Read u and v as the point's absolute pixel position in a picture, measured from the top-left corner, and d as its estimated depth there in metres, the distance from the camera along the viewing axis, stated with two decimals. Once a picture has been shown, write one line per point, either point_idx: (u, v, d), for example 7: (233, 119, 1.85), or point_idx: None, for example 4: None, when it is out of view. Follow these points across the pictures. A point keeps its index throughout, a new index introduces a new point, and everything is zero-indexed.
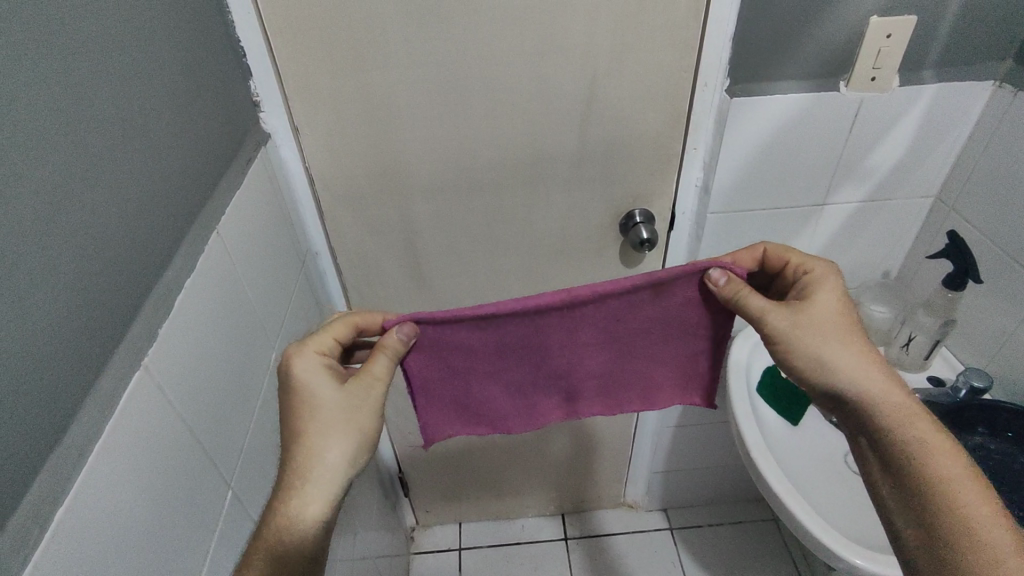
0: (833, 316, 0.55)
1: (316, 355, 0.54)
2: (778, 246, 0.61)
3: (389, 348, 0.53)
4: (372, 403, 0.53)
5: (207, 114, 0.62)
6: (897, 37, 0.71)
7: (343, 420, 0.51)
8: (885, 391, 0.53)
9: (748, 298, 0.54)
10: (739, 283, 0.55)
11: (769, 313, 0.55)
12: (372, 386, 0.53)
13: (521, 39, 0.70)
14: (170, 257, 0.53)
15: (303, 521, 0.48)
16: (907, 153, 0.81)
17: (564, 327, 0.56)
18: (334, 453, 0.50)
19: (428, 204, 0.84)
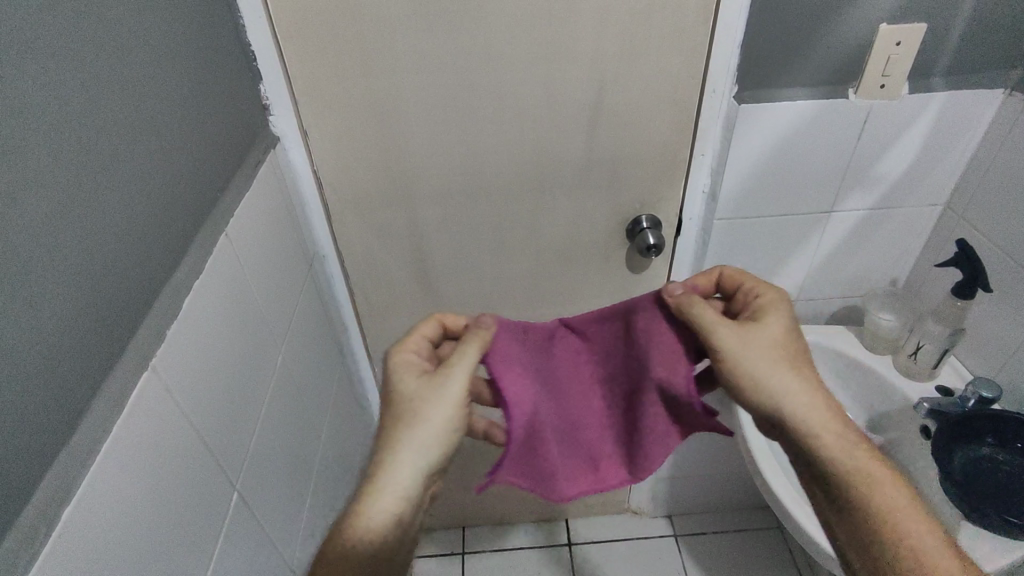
0: (783, 341, 0.53)
1: (410, 355, 0.55)
2: (734, 270, 0.58)
3: (472, 340, 0.53)
4: (453, 395, 0.51)
5: (216, 117, 0.63)
6: (906, 45, 0.71)
7: (422, 411, 0.50)
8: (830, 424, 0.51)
9: (695, 306, 0.54)
10: (689, 296, 0.55)
11: (720, 328, 0.53)
12: (444, 372, 0.52)
13: (528, 46, 0.70)
14: (178, 259, 0.53)
15: (374, 514, 0.48)
16: (915, 162, 0.80)
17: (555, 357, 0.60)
18: (407, 453, 0.50)
19: (435, 209, 0.84)
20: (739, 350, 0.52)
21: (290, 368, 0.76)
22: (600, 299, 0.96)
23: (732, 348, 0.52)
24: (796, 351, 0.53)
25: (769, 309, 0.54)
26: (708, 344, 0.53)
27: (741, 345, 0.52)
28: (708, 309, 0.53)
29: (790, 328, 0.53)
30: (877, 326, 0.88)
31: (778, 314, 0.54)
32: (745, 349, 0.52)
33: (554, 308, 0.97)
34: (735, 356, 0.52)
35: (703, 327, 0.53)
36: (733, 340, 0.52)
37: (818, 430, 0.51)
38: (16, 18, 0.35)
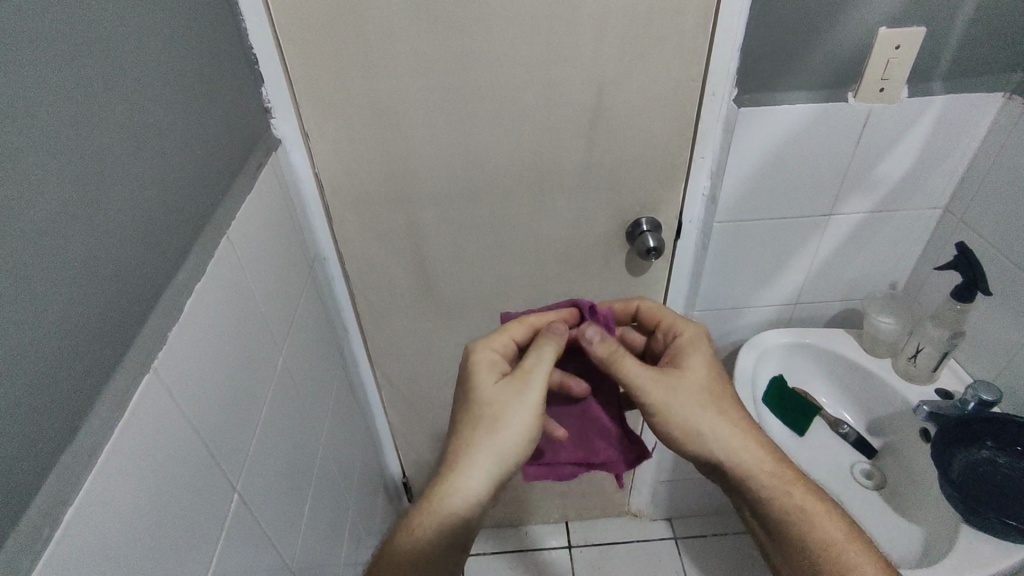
0: (702, 378, 0.61)
1: (491, 358, 0.61)
2: (651, 303, 0.69)
3: (549, 342, 0.60)
4: (532, 400, 0.57)
5: (217, 119, 0.63)
6: (905, 49, 0.71)
7: (503, 415, 0.56)
8: (750, 451, 0.59)
9: (620, 363, 0.61)
10: (614, 345, 0.61)
11: (645, 381, 0.60)
12: (523, 377, 0.58)
13: (528, 49, 0.70)
14: (180, 262, 0.53)
15: (443, 509, 0.54)
16: (914, 165, 0.81)
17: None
18: (479, 454, 0.55)
19: (435, 211, 0.85)
20: (665, 397, 0.60)
21: (290, 371, 0.76)
22: (601, 301, 0.96)
23: (662, 399, 0.59)
24: (714, 386, 0.61)
25: (687, 350, 0.63)
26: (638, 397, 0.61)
27: (665, 393, 0.60)
28: (635, 366, 0.61)
29: (707, 363, 0.62)
30: (876, 330, 0.88)
31: (695, 354, 0.62)
32: (673, 399, 0.59)
33: None
34: (663, 403, 0.60)
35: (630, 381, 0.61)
36: (658, 390, 0.60)
37: (739, 459, 0.59)
38: (15, 18, 0.35)
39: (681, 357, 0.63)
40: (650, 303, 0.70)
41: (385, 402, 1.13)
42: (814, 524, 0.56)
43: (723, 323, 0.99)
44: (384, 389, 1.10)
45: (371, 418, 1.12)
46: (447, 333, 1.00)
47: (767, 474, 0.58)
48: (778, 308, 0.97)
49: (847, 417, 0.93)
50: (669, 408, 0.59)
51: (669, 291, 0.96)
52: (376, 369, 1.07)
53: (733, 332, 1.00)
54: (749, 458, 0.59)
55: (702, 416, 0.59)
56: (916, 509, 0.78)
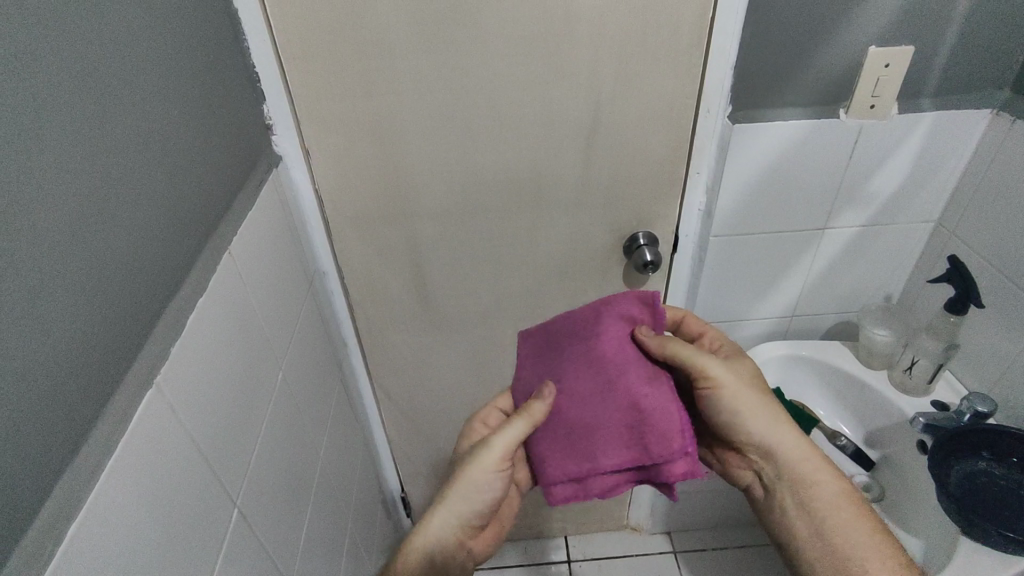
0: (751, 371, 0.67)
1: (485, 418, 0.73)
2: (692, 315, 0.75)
3: (527, 415, 0.63)
4: (484, 463, 0.63)
5: (219, 137, 0.64)
6: (894, 67, 0.73)
7: (465, 472, 0.64)
8: (793, 437, 0.64)
9: (682, 347, 0.62)
10: (670, 339, 0.63)
11: (713, 360, 0.63)
12: (491, 439, 0.64)
13: (525, 67, 0.72)
14: (181, 279, 0.54)
15: (409, 555, 0.62)
16: (907, 179, 0.82)
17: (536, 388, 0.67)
18: (439, 511, 0.64)
19: (434, 226, 0.85)
20: (728, 376, 0.63)
21: (290, 386, 0.76)
22: None
23: (726, 380, 0.63)
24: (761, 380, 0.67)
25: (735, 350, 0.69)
26: (703, 373, 0.63)
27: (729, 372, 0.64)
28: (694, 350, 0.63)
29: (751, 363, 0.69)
30: (871, 342, 0.88)
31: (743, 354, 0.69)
32: (726, 389, 0.63)
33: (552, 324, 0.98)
34: (727, 380, 0.63)
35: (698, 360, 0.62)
36: (724, 369, 0.63)
37: (783, 440, 0.64)
38: (19, 42, 0.36)
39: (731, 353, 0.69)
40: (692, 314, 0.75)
41: (383, 417, 1.12)
42: (845, 507, 0.60)
43: None
44: (383, 404, 1.10)
45: (370, 432, 1.12)
46: (444, 347, 1.00)
47: (807, 458, 0.63)
48: (774, 321, 0.98)
49: (845, 429, 0.93)
50: (722, 393, 0.63)
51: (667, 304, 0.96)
52: (375, 384, 1.07)
53: None
54: (793, 441, 0.64)
55: (757, 399, 0.64)
56: (914, 522, 0.78)
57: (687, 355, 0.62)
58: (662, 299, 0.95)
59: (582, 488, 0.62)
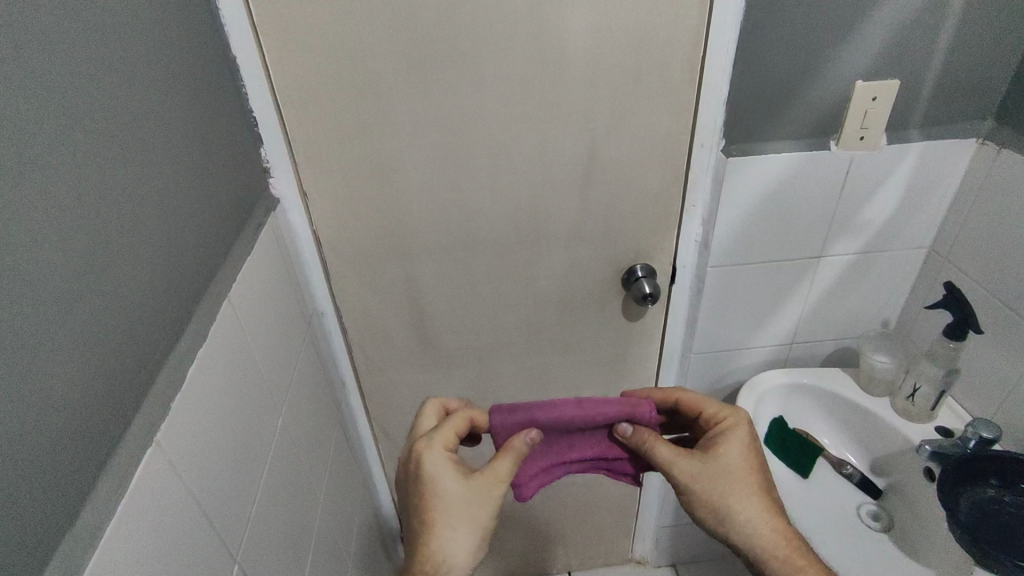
0: (734, 467, 0.66)
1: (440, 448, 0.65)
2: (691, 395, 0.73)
3: (513, 455, 0.64)
4: (491, 501, 0.62)
5: (216, 182, 0.64)
6: (881, 99, 0.74)
7: (468, 503, 0.61)
8: (764, 529, 0.65)
9: (653, 448, 0.67)
10: (646, 436, 0.67)
11: (677, 462, 0.67)
12: (494, 485, 0.63)
13: (522, 108, 0.73)
14: (180, 330, 0.53)
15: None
16: (898, 207, 0.83)
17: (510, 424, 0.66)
18: (444, 543, 0.60)
19: (432, 264, 0.85)
20: (697, 476, 0.67)
21: (289, 431, 0.75)
22: (599, 347, 0.96)
23: (690, 479, 0.67)
24: (748, 473, 0.66)
25: (722, 441, 0.68)
26: (673, 474, 0.68)
27: (698, 472, 0.67)
28: (667, 449, 0.67)
29: (743, 452, 0.67)
30: (871, 369, 0.88)
31: (729, 447, 0.68)
32: (696, 486, 0.66)
33: (553, 358, 0.97)
34: (694, 481, 0.67)
35: (663, 462, 0.68)
36: (687, 472, 0.67)
37: (754, 535, 0.65)
38: (17, 102, 0.36)
39: (716, 444, 0.68)
40: (690, 395, 0.73)
41: (383, 456, 1.10)
42: None
43: (722, 365, 0.99)
44: (382, 443, 1.08)
45: (369, 472, 1.10)
46: (443, 384, 0.99)
47: (778, 549, 0.64)
48: (774, 349, 0.98)
49: (851, 458, 0.91)
50: (693, 492, 0.67)
51: (666, 336, 0.96)
52: (374, 423, 1.05)
53: (730, 374, 1.01)
54: (763, 533, 0.65)
55: (728, 496, 0.66)
56: (927, 552, 0.77)
57: (657, 454, 0.67)
58: (662, 330, 0.95)
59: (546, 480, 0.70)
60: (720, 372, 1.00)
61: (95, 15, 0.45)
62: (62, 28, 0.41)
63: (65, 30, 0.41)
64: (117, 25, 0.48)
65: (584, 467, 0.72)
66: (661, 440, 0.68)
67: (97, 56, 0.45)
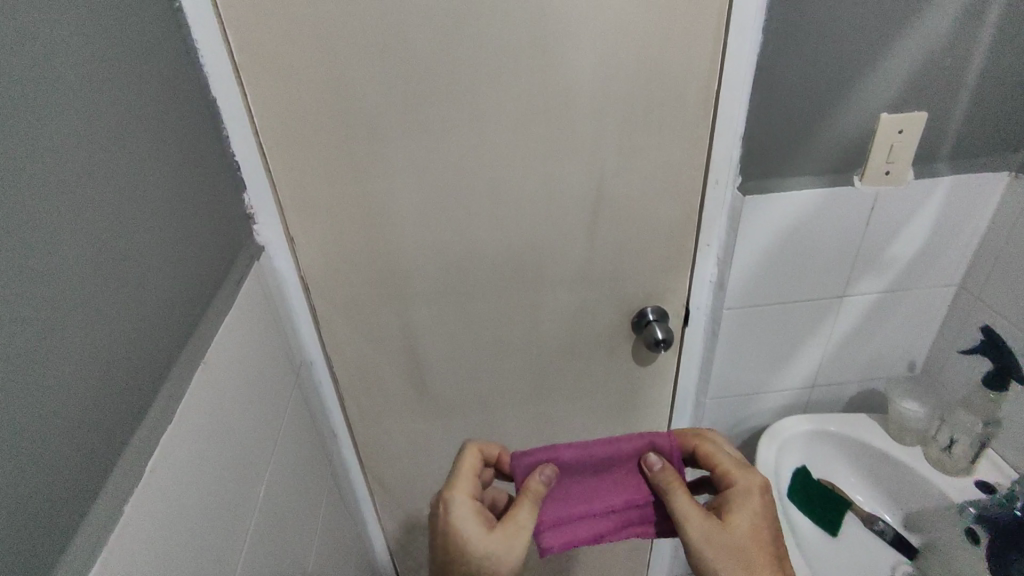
0: (748, 541, 0.57)
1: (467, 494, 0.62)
2: (711, 446, 0.65)
3: (531, 496, 0.61)
4: (516, 549, 0.58)
5: (196, 229, 0.58)
6: (908, 132, 0.70)
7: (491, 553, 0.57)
8: None
9: (674, 495, 0.59)
10: (671, 475, 0.60)
11: (691, 519, 0.58)
12: (517, 532, 0.58)
13: (525, 146, 0.68)
14: (151, 397, 0.47)
15: None
16: (925, 245, 0.78)
17: (527, 468, 0.62)
18: None
19: (430, 309, 0.80)
20: (711, 543, 0.57)
21: (275, 496, 0.68)
22: (607, 392, 0.90)
23: (703, 543, 0.57)
24: (766, 549, 0.57)
25: (737, 509, 0.59)
26: (683, 533, 0.58)
27: (713, 538, 0.57)
28: (689, 503, 0.59)
29: (760, 525, 0.58)
30: (902, 417, 0.82)
31: (745, 517, 0.59)
32: (718, 551, 0.56)
33: (558, 404, 0.91)
34: (706, 548, 0.57)
35: (679, 515, 0.59)
36: (701, 535, 0.57)
37: None
38: None
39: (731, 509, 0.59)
40: (711, 444, 0.65)
41: (377, 509, 1.04)
42: None
43: (739, 409, 0.93)
44: (377, 496, 1.01)
45: (363, 527, 1.03)
46: (442, 434, 0.93)
47: None
48: (794, 392, 0.92)
49: (885, 516, 0.84)
50: (704, 559, 0.57)
51: (678, 379, 0.90)
52: (368, 475, 0.99)
53: (748, 418, 0.95)
54: None
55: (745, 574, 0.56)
56: None
57: (678, 508, 0.59)
58: (674, 373, 0.89)
59: (574, 533, 0.62)
60: (737, 416, 0.94)
61: (66, 49, 0.40)
62: (33, 69, 0.36)
63: (36, 69, 0.36)
64: (92, 70, 0.43)
65: (618, 524, 0.63)
66: (683, 488, 0.59)
67: (71, 96, 0.39)
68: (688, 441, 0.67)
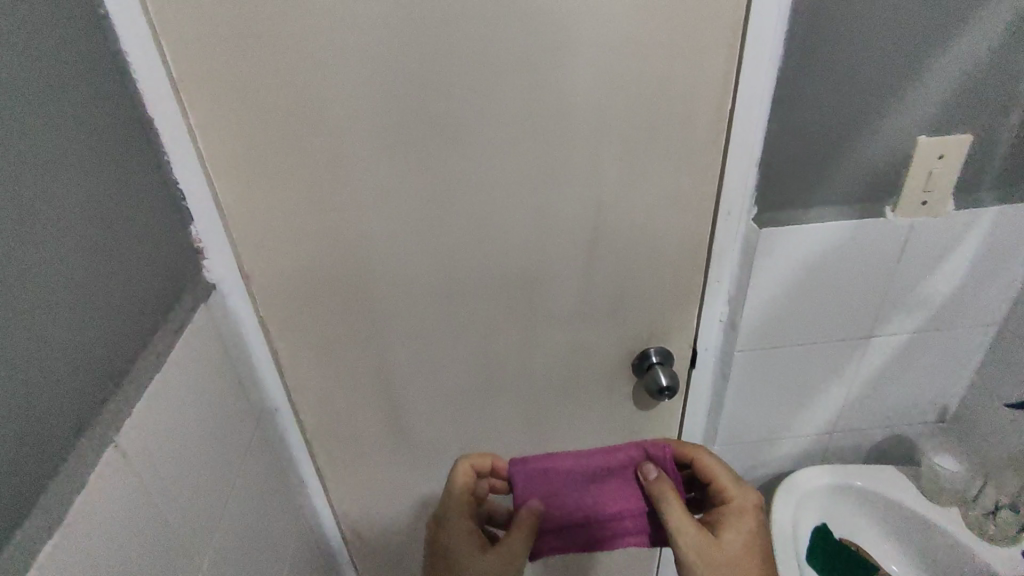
0: (739, 554, 0.59)
1: (460, 517, 0.65)
2: (711, 459, 0.65)
3: (524, 526, 0.60)
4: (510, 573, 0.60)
5: (127, 264, 0.49)
6: (949, 157, 0.61)
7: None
8: None
9: (668, 507, 0.59)
10: (665, 488, 0.60)
11: (685, 531, 0.58)
12: (508, 560, 0.60)
13: (512, 172, 0.60)
14: (38, 489, 0.38)
15: None
16: (963, 282, 0.69)
17: (519, 480, 0.62)
18: None
19: (408, 350, 0.71)
20: (703, 555, 0.58)
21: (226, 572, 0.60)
22: (605, 438, 0.82)
23: (694, 555, 0.58)
24: (755, 563, 0.59)
25: (728, 525, 0.61)
26: (676, 544, 0.59)
27: (705, 552, 0.58)
28: (683, 514, 0.59)
29: (749, 540, 0.60)
30: (938, 474, 0.74)
31: (734, 531, 0.60)
32: (705, 562, 0.58)
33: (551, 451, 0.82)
34: (697, 560, 0.58)
35: (672, 528, 0.59)
36: (694, 547, 0.58)
37: None
38: None
39: (722, 524, 0.61)
40: (711, 458, 0.65)
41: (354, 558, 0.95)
42: None
43: (750, 457, 0.84)
44: (354, 545, 0.93)
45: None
46: (423, 482, 0.84)
47: None
48: (812, 439, 0.83)
49: None
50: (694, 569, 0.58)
51: (683, 425, 0.81)
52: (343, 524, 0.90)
53: (760, 467, 0.86)
54: None
55: None
56: None
57: (669, 519, 0.59)
58: (679, 419, 0.80)
59: (569, 542, 0.63)
60: (748, 465, 0.85)
61: None
62: None
63: None
64: None
65: (615, 532, 0.63)
66: (678, 500, 0.60)
67: None
68: (686, 453, 0.65)
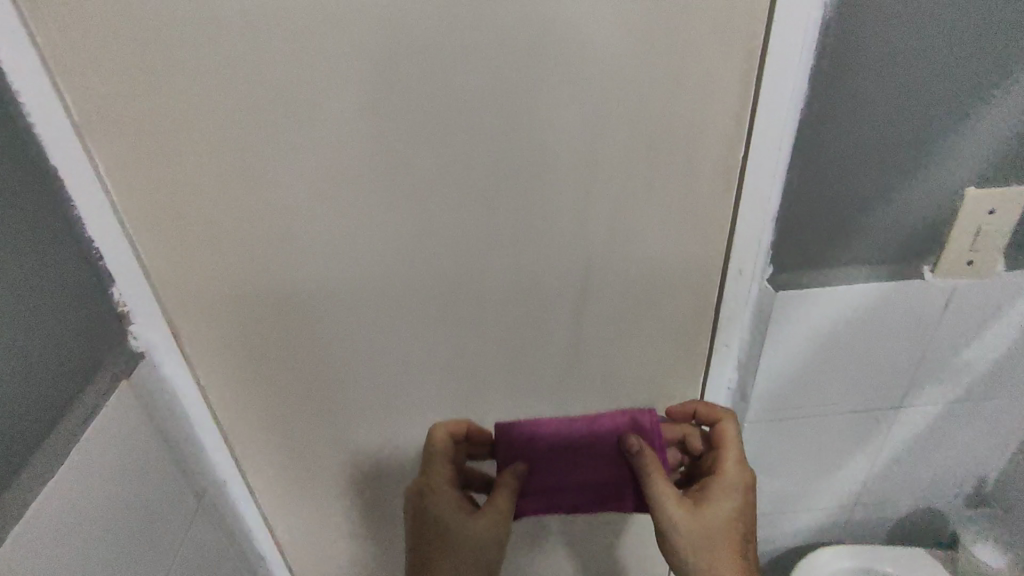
0: (719, 530, 0.54)
1: (448, 489, 0.56)
2: (732, 432, 0.58)
3: (507, 486, 0.53)
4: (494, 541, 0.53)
5: (17, 335, 0.40)
6: (1002, 213, 0.52)
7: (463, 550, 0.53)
8: None
9: (652, 484, 0.53)
10: (651, 465, 0.53)
11: (666, 506, 0.53)
12: (496, 524, 0.53)
13: (487, 228, 0.52)
14: None
15: None
16: (1010, 349, 0.60)
17: (502, 444, 0.54)
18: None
19: (373, 420, 0.63)
20: (679, 531, 0.53)
21: None
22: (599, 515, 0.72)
23: (672, 528, 0.53)
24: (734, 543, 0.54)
25: (715, 503, 0.55)
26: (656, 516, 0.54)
27: (682, 528, 0.53)
28: (667, 490, 0.53)
29: (734, 519, 0.55)
30: None
31: (720, 510, 0.55)
32: (687, 537, 0.53)
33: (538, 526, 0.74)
34: (673, 533, 0.53)
35: (654, 501, 0.53)
36: (673, 524, 0.53)
37: None
38: None
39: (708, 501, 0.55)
40: (732, 427, 0.58)
41: None
42: None
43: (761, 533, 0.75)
44: None
45: None
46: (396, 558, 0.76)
47: None
48: (830, 514, 0.73)
49: None
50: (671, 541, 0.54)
51: None
52: None
53: (771, 543, 0.76)
54: None
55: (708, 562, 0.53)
56: None
57: (655, 494, 0.53)
58: None
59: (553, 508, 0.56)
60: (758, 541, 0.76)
61: None
62: None
63: None
64: None
65: (600, 499, 0.56)
66: (663, 475, 0.54)
67: None
68: (713, 414, 0.59)
